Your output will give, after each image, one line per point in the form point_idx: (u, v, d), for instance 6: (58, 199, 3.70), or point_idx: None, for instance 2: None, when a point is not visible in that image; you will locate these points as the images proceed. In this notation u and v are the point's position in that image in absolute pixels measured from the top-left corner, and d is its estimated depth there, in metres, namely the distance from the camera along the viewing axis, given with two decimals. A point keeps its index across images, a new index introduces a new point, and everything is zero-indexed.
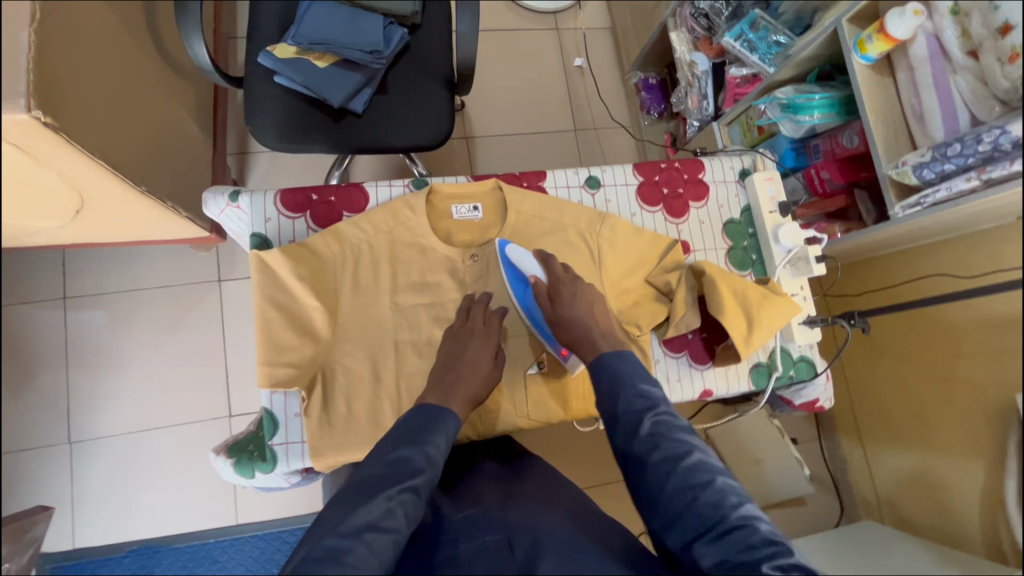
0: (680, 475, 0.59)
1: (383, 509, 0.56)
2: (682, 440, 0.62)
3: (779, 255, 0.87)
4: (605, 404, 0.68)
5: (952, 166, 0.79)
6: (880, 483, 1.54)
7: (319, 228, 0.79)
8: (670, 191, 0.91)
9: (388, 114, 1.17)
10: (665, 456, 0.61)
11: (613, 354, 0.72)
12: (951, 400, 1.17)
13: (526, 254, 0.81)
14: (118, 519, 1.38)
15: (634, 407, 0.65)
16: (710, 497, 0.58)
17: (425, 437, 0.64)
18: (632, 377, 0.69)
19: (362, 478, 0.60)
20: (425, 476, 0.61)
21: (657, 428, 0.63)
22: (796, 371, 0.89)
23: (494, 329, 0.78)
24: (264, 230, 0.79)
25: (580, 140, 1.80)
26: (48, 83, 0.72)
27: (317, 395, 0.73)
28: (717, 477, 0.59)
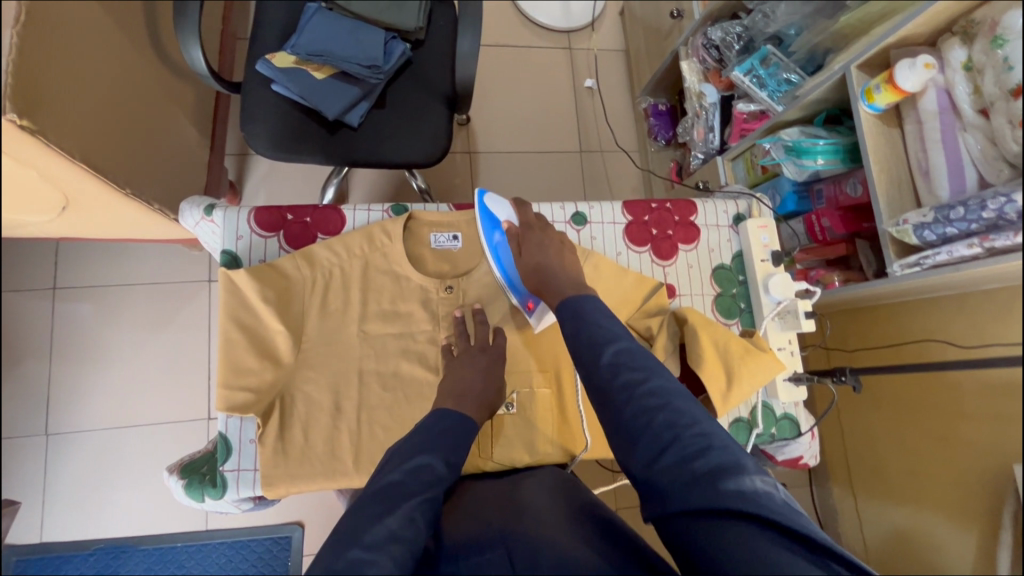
0: (637, 401, 0.61)
1: (405, 518, 0.53)
2: (641, 367, 0.63)
3: (768, 306, 0.84)
4: (568, 335, 0.68)
5: (954, 230, 0.75)
6: (870, 539, 1.47)
7: (292, 248, 0.77)
8: (658, 232, 0.87)
9: (386, 127, 1.16)
10: (625, 383, 0.62)
11: (572, 301, 0.71)
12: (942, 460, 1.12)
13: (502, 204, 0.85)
14: (88, 516, 1.37)
15: (597, 339, 0.66)
16: (667, 419, 0.59)
17: (452, 443, 0.64)
18: (595, 309, 0.69)
19: (376, 489, 0.57)
20: (445, 485, 0.59)
21: (618, 357, 0.64)
22: (778, 429, 0.86)
23: (498, 351, 0.77)
24: (235, 247, 0.77)
25: (585, 162, 1.77)
26: (26, 84, 0.71)
27: (273, 423, 0.71)
28: (673, 400, 0.61)
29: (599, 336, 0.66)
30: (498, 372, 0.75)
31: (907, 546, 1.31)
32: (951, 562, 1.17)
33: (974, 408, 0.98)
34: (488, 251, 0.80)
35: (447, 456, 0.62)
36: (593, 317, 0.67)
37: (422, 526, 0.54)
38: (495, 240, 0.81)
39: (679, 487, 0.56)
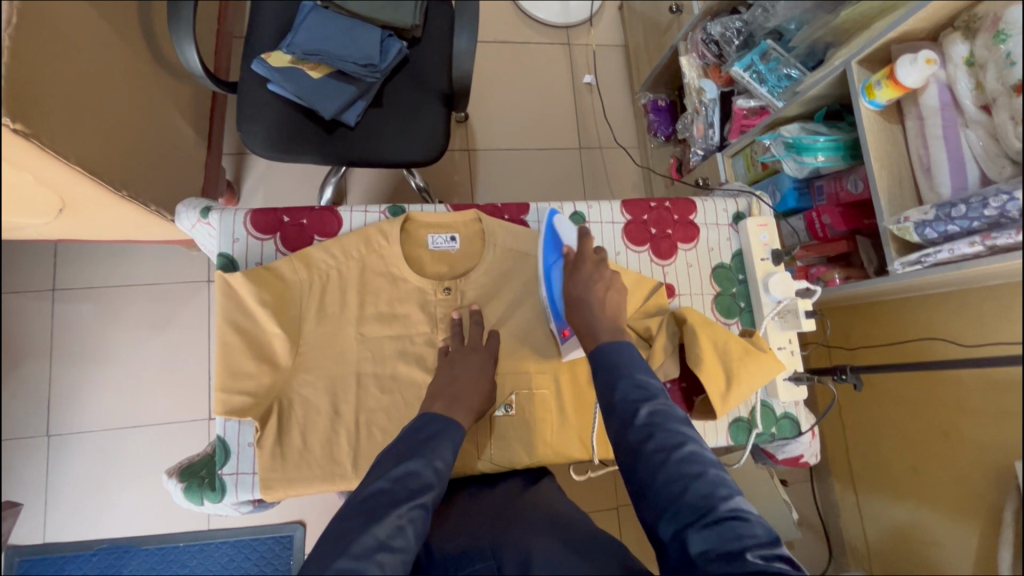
0: (671, 468, 0.58)
1: (394, 527, 0.54)
2: (676, 432, 0.60)
3: (768, 306, 0.83)
4: (601, 391, 0.66)
5: (955, 228, 0.74)
6: (871, 536, 1.47)
7: (288, 251, 0.77)
8: (657, 231, 0.87)
9: (383, 126, 1.15)
10: (659, 446, 0.60)
11: (609, 343, 0.69)
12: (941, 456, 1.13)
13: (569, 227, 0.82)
14: (91, 516, 1.37)
15: (631, 397, 0.64)
16: (700, 490, 0.57)
17: (437, 446, 0.63)
18: (630, 365, 0.66)
19: (364, 495, 0.57)
20: (434, 491, 0.59)
21: (654, 417, 0.62)
22: (778, 429, 0.85)
23: (494, 349, 0.76)
24: (231, 250, 0.76)
25: (585, 159, 1.76)
26: (18, 88, 0.71)
27: (272, 427, 0.71)
28: (709, 468, 0.58)
29: (633, 394, 0.64)
30: (489, 374, 0.74)
31: (907, 542, 1.32)
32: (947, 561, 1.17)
33: (976, 406, 0.97)
34: (541, 271, 0.77)
35: (434, 460, 0.61)
36: (629, 372, 0.65)
37: (412, 534, 0.55)
38: (550, 261, 0.79)
39: (712, 564, 0.53)
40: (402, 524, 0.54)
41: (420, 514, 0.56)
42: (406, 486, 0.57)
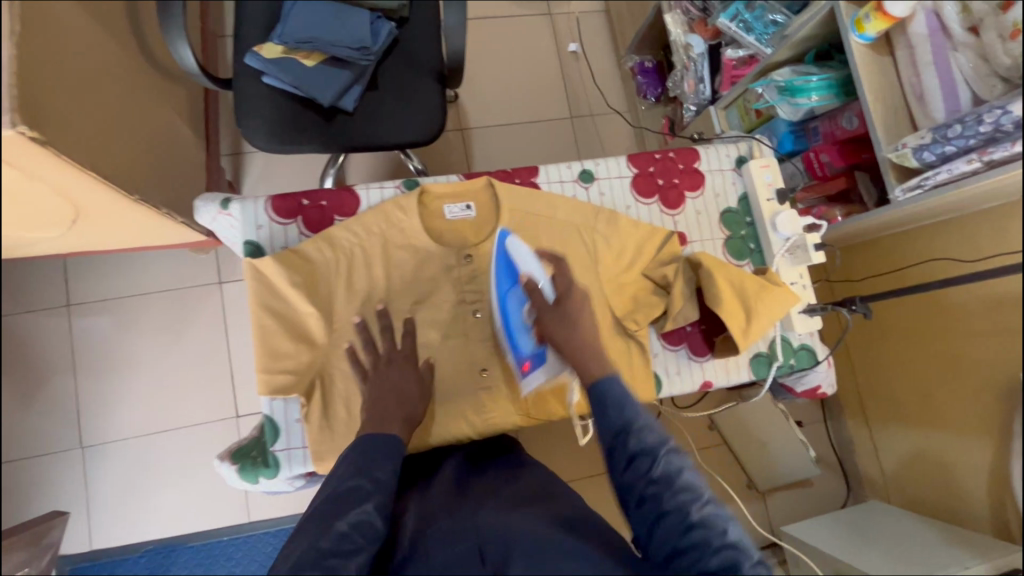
0: (692, 530, 0.53)
1: (339, 533, 0.51)
2: (694, 485, 0.55)
3: (778, 244, 0.86)
4: (611, 432, 0.59)
5: (953, 148, 0.77)
6: (887, 464, 1.53)
7: (312, 233, 0.79)
8: (665, 182, 0.89)
9: (380, 110, 1.16)
10: (677, 504, 0.54)
11: (604, 377, 0.64)
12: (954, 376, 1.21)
13: (525, 249, 0.74)
14: (134, 520, 1.40)
15: (644, 444, 0.57)
16: (723, 553, 0.52)
17: (374, 456, 0.60)
18: (638, 407, 0.61)
19: (308, 516, 0.54)
20: (381, 496, 0.56)
21: (670, 471, 0.55)
22: (797, 360, 0.89)
23: (410, 350, 0.75)
24: (257, 238, 0.78)
25: (577, 128, 1.77)
26: (32, 97, 0.72)
27: (317, 401, 0.74)
28: (730, 525, 0.54)
29: (647, 438, 0.58)
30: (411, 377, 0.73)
31: (920, 468, 1.40)
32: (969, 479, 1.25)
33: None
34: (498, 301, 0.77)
35: (371, 468, 0.58)
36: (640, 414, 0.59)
37: (362, 536, 0.52)
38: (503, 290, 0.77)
39: None
40: (353, 530, 0.52)
41: (368, 519, 0.53)
42: (354, 493, 0.55)
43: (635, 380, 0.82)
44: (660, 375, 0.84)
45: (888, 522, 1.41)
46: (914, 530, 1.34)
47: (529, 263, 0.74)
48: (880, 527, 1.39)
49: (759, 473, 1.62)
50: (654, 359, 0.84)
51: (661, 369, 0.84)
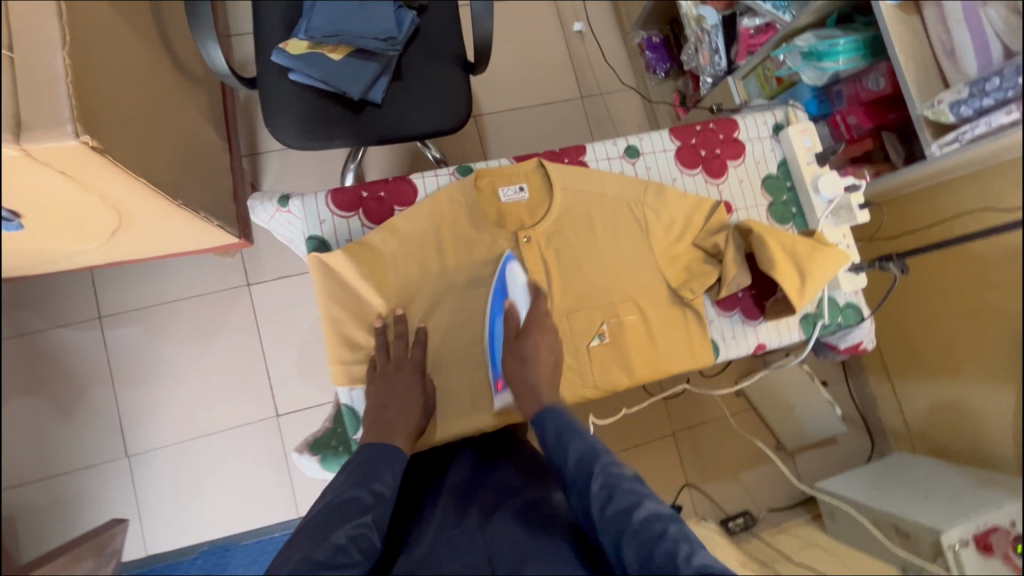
0: (633, 532, 0.56)
1: (337, 545, 0.56)
2: (632, 490, 0.59)
3: (821, 207, 0.88)
4: (553, 457, 0.66)
5: (991, 100, 0.79)
6: (911, 414, 1.57)
7: (374, 225, 0.81)
8: (707, 153, 0.91)
9: (406, 100, 1.16)
10: (617, 510, 0.58)
11: (551, 411, 0.71)
12: (981, 328, 1.21)
13: (521, 280, 0.80)
14: (186, 524, 1.41)
15: (582, 463, 0.63)
16: (665, 550, 0.54)
17: (376, 472, 0.66)
18: (578, 430, 0.67)
19: (308, 526, 0.59)
20: (376, 511, 0.62)
21: (606, 482, 0.61)
22: (844, 317, 0.92)
23: (419, 359, 0.79)
24: (320, 232, 0.80)
25: (588, 107, 1.78)
26: (88, 106, 0.73)
27: (392, 387, 0.76)
28: (670, 526, 0.57)
29: (586, 454, 0.64)
30: (419, 391, 0.77)
31: (951, 419, 1.41)
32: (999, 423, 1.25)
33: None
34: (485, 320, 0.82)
35: (372, 483, 0.64)
36: (579, 432, 0.66)
37: (357, 550, 0.57)
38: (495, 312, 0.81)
39: None
40: (348, 543, 0.57)
41: (364, 533, 0.59)
42: (355, 507, 0.61)
43: (694, 346, 0.85)
44: (717, 341, 0.87)
45: (919, 471, 1.45)
46: (943, 475, 1.38)
47: (519, 293, 0.80)
48: (915, 475, 1.44)
49: (786, 434, 1.67)
50: (709, 326, 0.87)
51: (717, 334, 0.87)
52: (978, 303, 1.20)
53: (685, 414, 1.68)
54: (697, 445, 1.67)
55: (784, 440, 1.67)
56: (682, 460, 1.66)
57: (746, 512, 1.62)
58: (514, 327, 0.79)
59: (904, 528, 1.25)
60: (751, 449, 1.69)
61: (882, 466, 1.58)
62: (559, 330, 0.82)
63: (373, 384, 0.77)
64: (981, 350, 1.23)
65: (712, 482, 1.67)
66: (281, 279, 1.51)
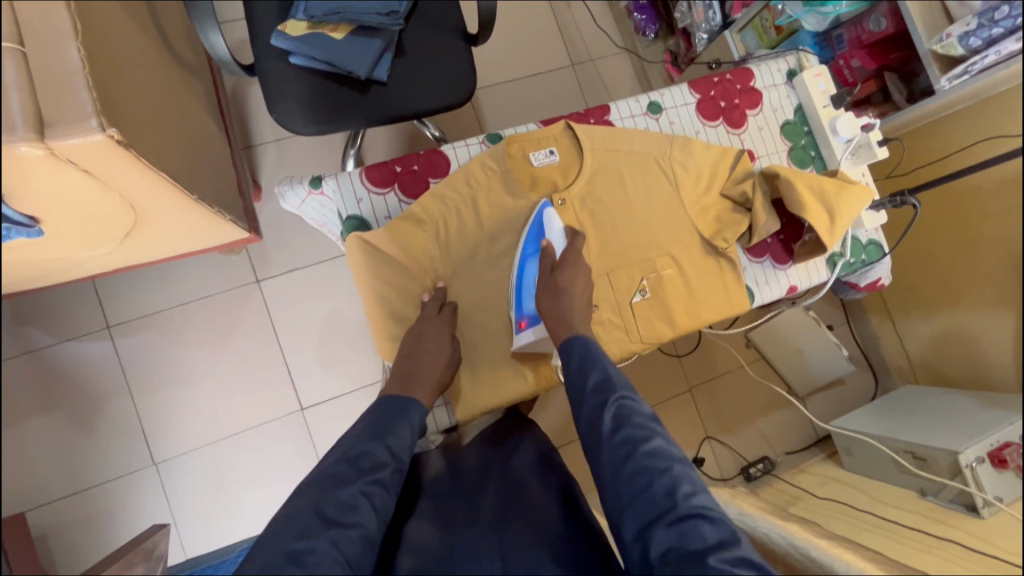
0: (636, 461, 0.62)
1: (352, 501, 0.62)
2: (643, 424, 0.64)
3: (840, 148, 0.92)
4: (573, 379, 0.71)
5: (1000, 30, 0.82)
6: (913, 350, 1.63)
7: (408, 199, 0.89)
8: (727, 103, 0.94)
9: (410, 76, 1.13)
10: (625, 439, 0.63)
11: (583, 337, 0.74)
12: (975, 261, 1.24)
13: (558, 223, 0.83)
14: (224, 524, 1.40)
15: (598, 391, 0.68)
16: (664, 484, 0.60)
17: (394, 427, 0.71)
18: (602, 359, 0.72)
19: (323, 476, 0.64)
20: (389, 469, 0.67)
21: (619, 413, 0.65)
22: (867, 255, 0.96)
23: (450, 320, 0.84)
24: (359, 211, 0.88)
25: (580, 74, 1.76)
26: (109, 99, 0.70)
27: (427, 341, 0.81)
28: (673, 464, 0.61)
29: (604, 384, 0.68)
30: (449, 347, 0.82)
31: (949, 345, 1.45)
32: (984, 354, 1.28)
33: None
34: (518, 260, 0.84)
35: (388, 439, 0.69)
36: (601, 362, 0.70)
37: (369, 508, 0.62)
38: (527, 254, 0.84)
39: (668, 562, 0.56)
40: (359, 499, 0.62)
41: (376, 490, 0.64)
42: (370, 464, 0.66)
43: (730, 295, 0.88)
44: (752, 287, 0.91)
45: (918, 399, 1.51)
46: (951, 401, 1.39)
47: (555, 234, 0.83)
48: (922, 404, 1.46)
49: (798, 379, 1.73)
50: (744, 273, 0.91)
51: (751, 280, 0.92)
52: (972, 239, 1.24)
53: (700, 369, 1.73)
54: (714, 398, 1.72)
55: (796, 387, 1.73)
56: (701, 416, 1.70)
57: (765, 457, 1.68)
58: (549, 261, 0.81)
59: (921, 453, 1.27)
60: (764, 397, 1.75)
61: (884, 402, 1.62)
62: (603, 290, 0.85)
63: (409, 331, 0.83)
64: (977, 278, 1.24)
65: (731, 433, 1.72)
66: (291, 272, 1.49)
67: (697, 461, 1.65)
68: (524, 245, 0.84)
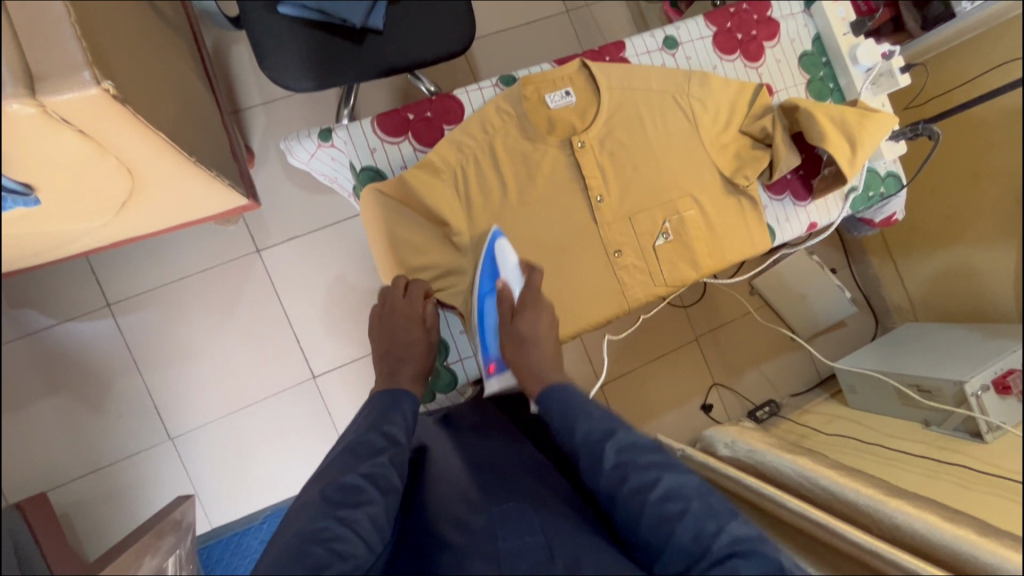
0: (653, 510, 0.58)
1: (359, 482, 0.60)
2: (647, 467, 0.61)
3: (860, 77, 0.98)
4: (565, 437, 0.68)
5: None
6: (914, 290, 1.64)
7: (424, 148, 0.92)
8: (744, 36, 0.99)
9: (409, 22, 1.07)
10: (635, 487, 0.60)
11: (558, 391, 0.74)
12: (975, 195, 1.19)
13: (511, 258, 0.86)
14: (245, 492, 1.42)
15: (593, 441, 0.65)
16: (688, 529, 0.56)
17: (390, 416, 0.70)
18: (582, 408, 0.70)
19: (325, 471, 0.63)
20: (392, 451, 0.65)
21: (620, 458, 0.63)
22: (886, 188, 1.02)
23: (420, 312, 0.85)
24: (373, 162, 0.91)
25: (574, 21, 1.69)
26: (100, 51, 0.66)
27: (403, 336, 0.84)
28: (691, 503, 0.58)
29: (594, 434, 0.66)
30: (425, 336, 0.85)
31: (952, 279, 1.45)
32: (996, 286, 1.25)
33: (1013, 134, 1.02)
34: (476, 300, 0.88)
35: (384, 427, 0.68)
36: (583, 413, 0.68)
37: (377, 488, 0.60)
38: (484, 292, 0.87)
39: None
40: (364, 482, 0.60)
41: (383, 470, 0.62)
42: (369, 449, 0.64)
43: (752, 233, 0.95)
44: (772, 226, 0.97)
45: (920, 335, 1.53)
46: (952, 334, 1.40)
47: (510, 272, 0.86)
48: (921, 341, 1.49)
49: (801, 324, 1.74)
50: (765, 211, 0.96)
51: (772, 218, 0.97)
52: (975, 172, 1.18)
53: (707, 319, 1.74)
54: (721, 344, 1.74)
55: (799, 329, 1.74)
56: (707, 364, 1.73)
57: (771, 400, 1.72)
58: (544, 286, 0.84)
59: (926, 386, 1.29)
60: (768, 342, 1.77)
61: (886, 341, 1.63)
62: (627, 234, 0.91)
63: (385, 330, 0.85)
64: (974, 214, 1.21)
65: (741, 376, 1.75)
66: (292, 240, 1.45)
67: (705, 407, 1.69)
68: (479, 285, 0.87)
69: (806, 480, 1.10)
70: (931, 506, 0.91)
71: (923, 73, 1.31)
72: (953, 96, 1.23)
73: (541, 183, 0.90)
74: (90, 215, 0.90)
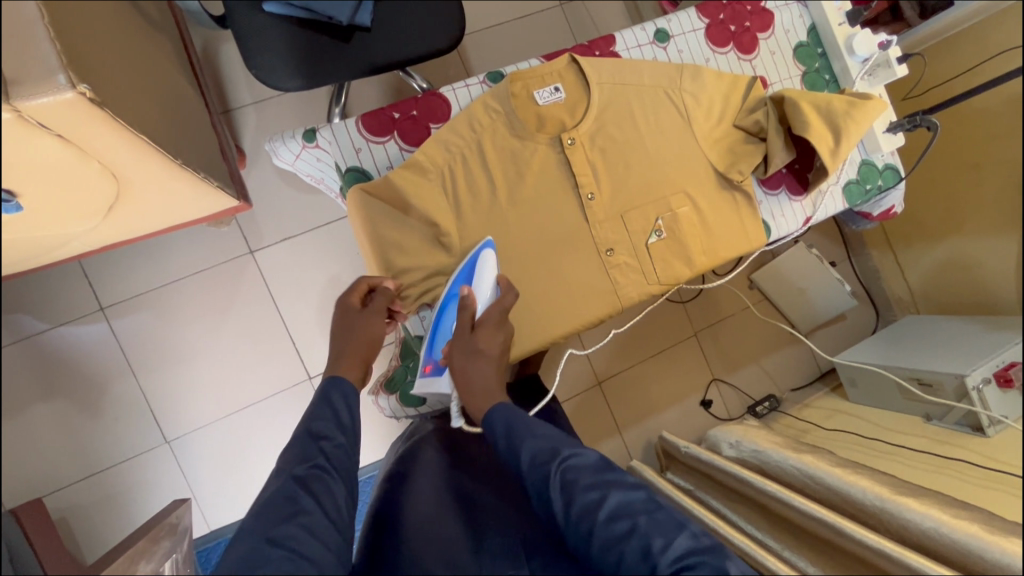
0: (601, 532, 0.57)
1: (291, 495, 0.57)
2: (592, 486, 0.59)
3: (856, 68, 0.96)
4: (510, 459, 0.65)
5: None
6: (915, 283, 1.60)
7: (410, 147, 0.91)
8: (737, 28, 0.98)
9: (397, 19, 1.06)
10: (582, 510, 0.58)
11: (504, 406, 0.68)
12: (970, 186, 1.16)
13: (490, 274, 0.83)
14: (244, 492, 1.41)
15: (537, 463, 0.62)
16: (636, 548, 0.56)
17: (320, 411, 0.68)
18: (527, 426, 0.65)
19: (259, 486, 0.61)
20: (326, 453, 0.63)
21: (565, 479, 0.60)
22: (883, 180, 1.01)
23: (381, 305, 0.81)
24: (359, 162, 0.89)
25: (569, 14, 1.67)
26: (76, 53, 0.65)
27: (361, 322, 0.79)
28: (638, 520, 0.57)
29: (540, 454, 0.62)
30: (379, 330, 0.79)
31: (943, 271, 1.40)
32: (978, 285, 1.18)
33: (1005, 124, 1.01)
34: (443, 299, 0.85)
35: (314, 425, 0.65)
36: (527, 433, 0.64)
37: (313, 497, 0.58)
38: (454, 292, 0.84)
39: None
40: (298, 492, 0.58)
41: (318, 475, 0.60)
42: (300, 454, 0.62)
43: (746, 230, 0.93)
44: (768, 220, 0.96)
45: (919, 330, 1.50)
46: (954, 329, 1.36)
47: (484, 287, 0.82)
48: (919, 336, 1.47)
49: (802, 318, 1.72)
50: (760, 206, 0.96)
51: (767, 213, 0.96)
52: (975, 163, 1.11)
53: (705, 314, 1.73)
54: (720, 339, 1.73)
55: (799, 323, 1.72)
56: (706, 360, 1.71)
57: (771, 395, 1.71)
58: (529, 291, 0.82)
59: (927, 379, 1.28)
60: (767, 337, 1.76)
61: (888, 334, 1.61)
62: (620, 232, 0.90)
63: (345, 314, 0.80)
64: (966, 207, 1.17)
65: (740, 371, 1.74)
66: (287, 241, 1.44)
67: (705, 404, 1.67)
68: (450, 285, 0.85)
69: (810, 479, 1.09)
70: (935, 503, 0.89)
71: (922, 63, 1.29)
72: (951, 85, 1.21)
73: (531, 182, 0.89)
74: (76, 220, 0.89)
